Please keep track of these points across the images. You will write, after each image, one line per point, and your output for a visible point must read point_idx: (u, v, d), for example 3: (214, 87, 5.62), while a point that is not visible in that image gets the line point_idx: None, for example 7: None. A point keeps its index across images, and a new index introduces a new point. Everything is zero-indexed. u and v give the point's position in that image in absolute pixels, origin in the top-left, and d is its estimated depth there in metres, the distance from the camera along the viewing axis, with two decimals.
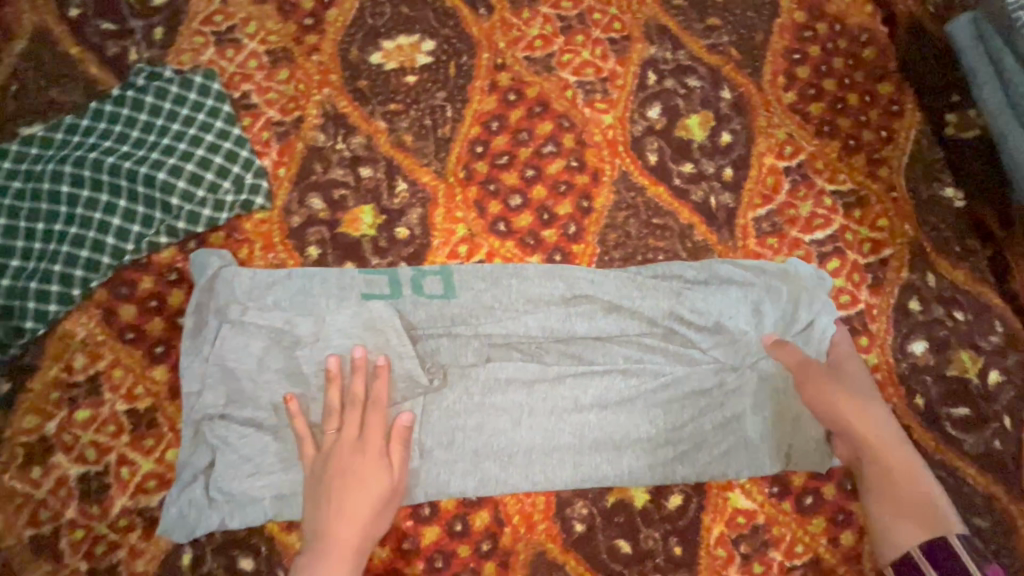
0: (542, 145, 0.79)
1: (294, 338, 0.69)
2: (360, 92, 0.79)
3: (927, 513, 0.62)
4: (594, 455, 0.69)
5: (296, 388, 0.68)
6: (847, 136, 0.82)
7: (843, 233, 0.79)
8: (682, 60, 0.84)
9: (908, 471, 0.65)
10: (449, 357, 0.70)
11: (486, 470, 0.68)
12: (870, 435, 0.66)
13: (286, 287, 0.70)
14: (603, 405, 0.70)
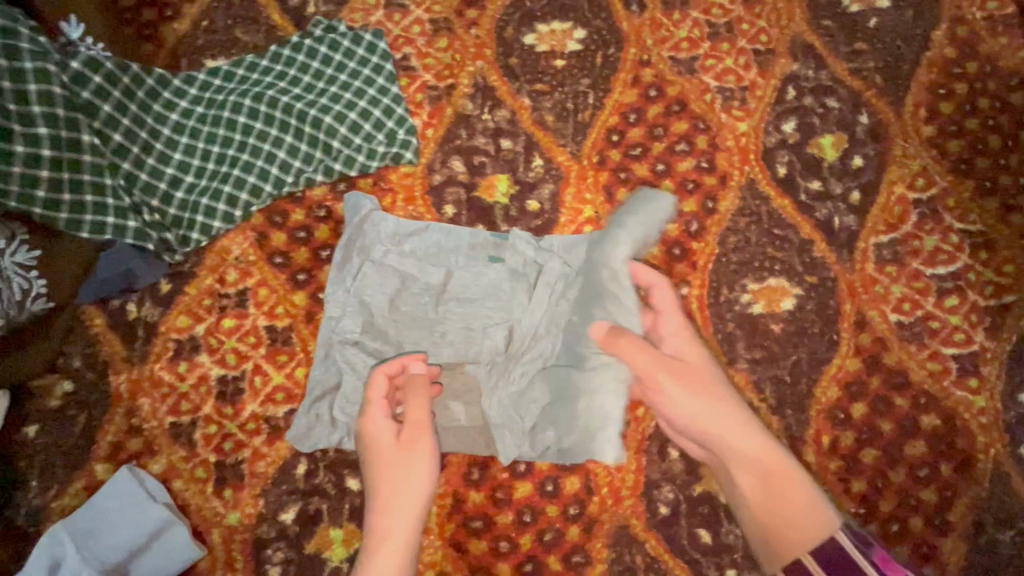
0: (675, 142, 0.82)
1: (424, 287, 0.74)
2: (510, 69, 0.84)
3: (786, 506, 0.63)
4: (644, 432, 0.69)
5: (419, 332, 0.73)
6: (982, 177, 0.81)
7: (966, 272, 0.78)
8: (824, 80, 0.85)
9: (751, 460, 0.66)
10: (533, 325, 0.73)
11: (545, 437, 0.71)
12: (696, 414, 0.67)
13: (425, 237, 0.76)
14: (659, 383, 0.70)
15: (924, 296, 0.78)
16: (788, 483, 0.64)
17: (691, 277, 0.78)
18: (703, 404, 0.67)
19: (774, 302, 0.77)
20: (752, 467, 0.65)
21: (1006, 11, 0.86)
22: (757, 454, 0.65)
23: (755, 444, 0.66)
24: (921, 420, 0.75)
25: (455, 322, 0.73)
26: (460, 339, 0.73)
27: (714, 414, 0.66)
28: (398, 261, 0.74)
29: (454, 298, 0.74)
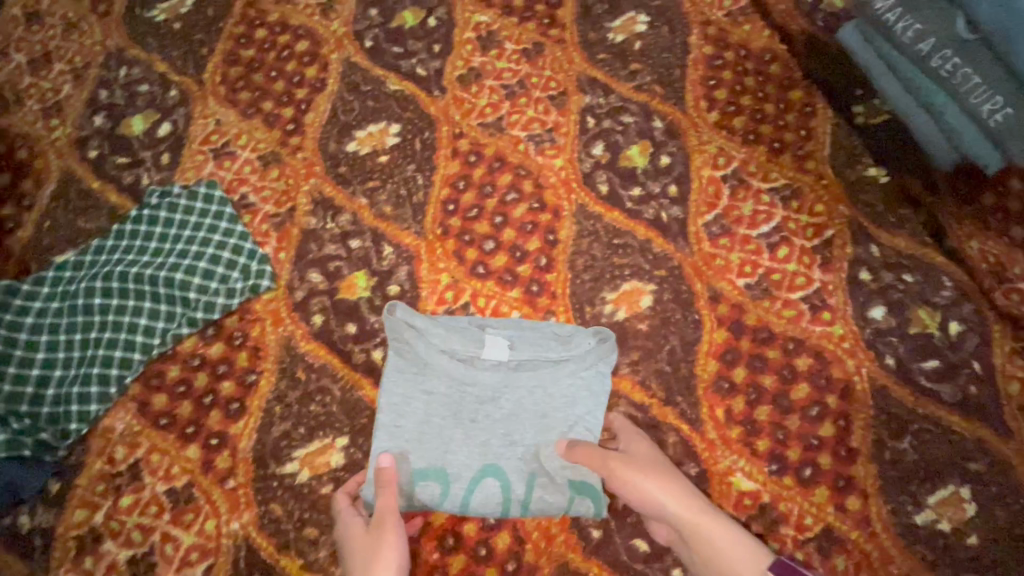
0: (505, 194, 0.90)
1: (399, 484, 0.71)
2: (341, 177, 0.91)
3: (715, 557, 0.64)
4: (538, 458, 0.72)
5: (393, 414, 0.73)
6: (771, 140, 0.92)
7: (786, 223, 0.87)
8: (614, 102, 0.96)
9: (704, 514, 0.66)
10: (461, 381, 0.74)
11: (463, 494, 0.71)
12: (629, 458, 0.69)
13: (445, 396, 0.74)
14: (531, 424, 0.73)
15: (760, 254, 0.85)
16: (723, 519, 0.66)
17: (555, 306, 0.84)
18: (660, 483, 0.67)
19: (634, 303, 0.83)
20: (691, 517, 0.65)
21: (740, 4, 1.02)
22: (669, 493, 0.66)
23: (679, 494, 0.67)
24: (796, 365, 0.80)
25: (495, 405, 0.74)
26: (491, 417, 0.73)
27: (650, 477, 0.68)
28: (405, 413, 0.73)
29: (475, 435, 0.72)
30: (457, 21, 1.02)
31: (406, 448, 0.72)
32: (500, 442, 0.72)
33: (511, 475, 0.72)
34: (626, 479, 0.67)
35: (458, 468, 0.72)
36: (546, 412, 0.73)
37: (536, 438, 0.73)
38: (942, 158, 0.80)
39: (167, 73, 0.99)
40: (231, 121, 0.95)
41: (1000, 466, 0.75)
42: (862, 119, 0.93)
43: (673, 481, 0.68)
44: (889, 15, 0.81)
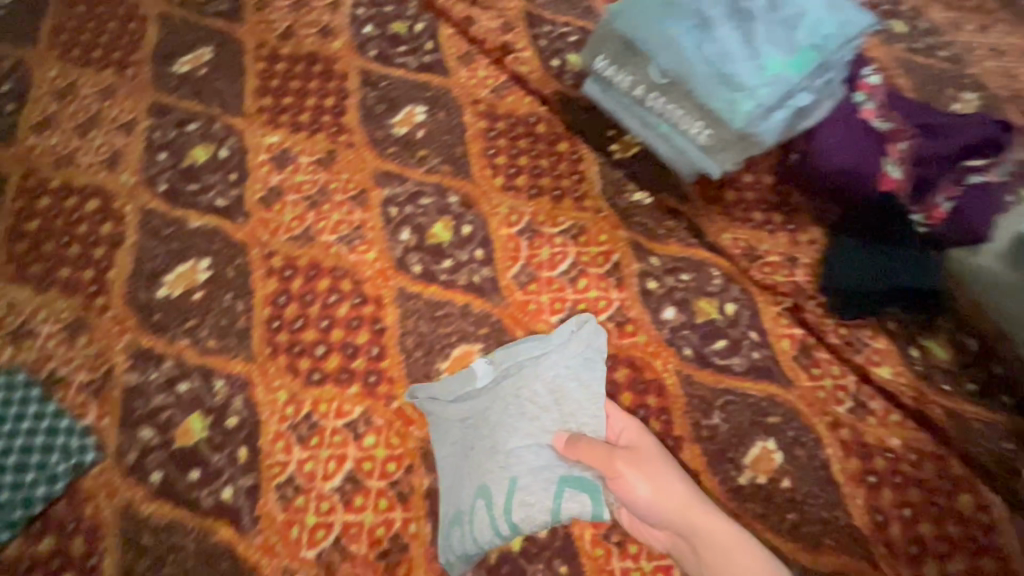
0: (327, 297, 0.94)
1: (442, 520, 0.80)
2: (157, 325, 0.91)
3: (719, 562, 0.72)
4: (526, 465, 0.79)
5: (446, 454, 0.83)
6: (552, 189, 1.06)
7: (580, 258, 0.99)
8: (411, 188, 1.05)
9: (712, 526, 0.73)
10: (472, 411, 0.85)
11: (476, 520, 0.77)
12: (646, 466, 0.77)
13: (465, 425, 0.84)
14: (513, 436, 0.81)
15: (564, 290, 0.97)
16: (724, 522, 0.73)
17: (395, 390, 0.88)
18: (668, 493, 0.75)
19: (466, 365, 0.90)
20: (690, 522, 0.74)
21: (501, 81, 1.17)
22: (677, 495, 0.75)
23: (685, 497, 0.75)
24: (615, 378, 0.91)
25: (512, 407, 0.83)
26: (484, 437, 0.82)
27: (658, 489, 0.75)
28: (441, 463, 0.83)
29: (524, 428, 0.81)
30: (248, 147, 1.08)
31: (446, 485, 0.81)
32: (494, 462, 0.79)
33: (503, 486, 0.78)
34: (658, 476, 0.76)
35: (467, 503, 0.79)
36: (528, 415, 0.82)
37: (515, 447, 0.80)
38: (684, 170, 1.01)
39: None
40: (25, 298, 0.92)
41: (790, 413, 0.89)
42: (619, 154, 1.09)
43: (686, 485, 0.76)
44: (609, 71, 1.01)
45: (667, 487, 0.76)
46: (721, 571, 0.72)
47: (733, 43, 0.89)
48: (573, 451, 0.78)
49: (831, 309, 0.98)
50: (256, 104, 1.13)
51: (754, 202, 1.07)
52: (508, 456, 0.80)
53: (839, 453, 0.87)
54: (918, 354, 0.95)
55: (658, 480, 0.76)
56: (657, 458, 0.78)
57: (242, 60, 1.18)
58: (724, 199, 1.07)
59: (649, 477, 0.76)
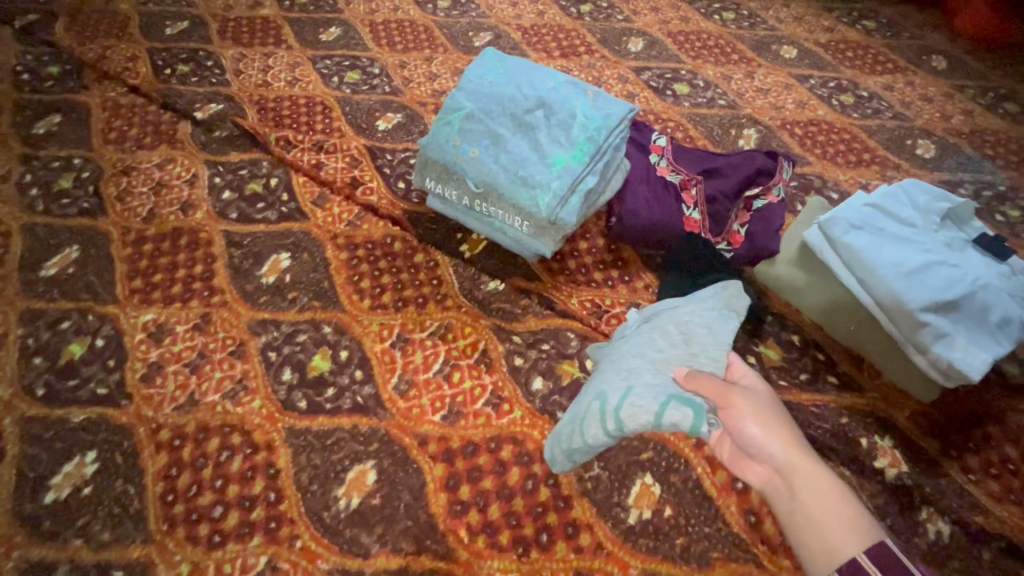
0: (218, 456, 0.99)
1: (570, 426, 0.92)
2: (47, 532, 0.92)
3: (815, 509, 0.72)
4: (651, 376, 0.89)
5: (610, 368, 0.97)
6: (416, 298, 1.17)
7: (451, 354, 1.10)
8: (287, 329, 1.13)
9: (815, 474, 0.74)
10: (630, 341, 1.00)
11: (594, 418, 0.88)
12: (757, 409, 0.79)
13: (648, 333, 1.00)
14: (649, 358, 0.93)
15: (442, 388, 1.06)
16: (828, 473, 0.74)
17: (296, 529, 0.92)
18: (776, 436, 0.77)
19: (362, 484, 0.96)
20: (800, 467, 0.75)
21: (355, 212, 1.31)
22: (786, 443, 0.77)
23: (792, 445, 0.76)
24: (502, 457, 0.98)
25: (671, 328, 0.98)
26: (622, 359, 0.96)
27: (772, 429, 0.78)
28: (595, 380, 0.98)
29: (652, 353, 0.93)
30: (124, 330, 1.14)
31: (592, 392, 0.95)
32: (620, 373, 0.92)
33: (614, 390, 0.89)
34: (776, 418, 0.79)
35: (589, 405, 0.91)
36: (682, 338, 0.96)
37: (653, 360, 0.92)
38: (525, 253, 1.15)
39: None
40: None
41: (658, 444, 1.00)
42: (469, 253, 1.24)
43: (796, 433, 0.78)
44: (439, 189, 1.15)
45: (779, 430, 0.78)
46: (818, 519, 0.71)
47: (524, 150, 1.07)
48: (691, 383, 0.84)
49: None
50: (127, 287, 1.20)
51: (593, 264, 1.23)
52: (646, 369, 0.91)
53: (707, 468, 0.98)
54: (755, 360, 1.10)
55: (770, 421, 0.78)
56: (769, 401, 0.81)
57: (110, 250, 1.26)
58: (566, 268, 1.22)
59: (763, 419, 0.78)
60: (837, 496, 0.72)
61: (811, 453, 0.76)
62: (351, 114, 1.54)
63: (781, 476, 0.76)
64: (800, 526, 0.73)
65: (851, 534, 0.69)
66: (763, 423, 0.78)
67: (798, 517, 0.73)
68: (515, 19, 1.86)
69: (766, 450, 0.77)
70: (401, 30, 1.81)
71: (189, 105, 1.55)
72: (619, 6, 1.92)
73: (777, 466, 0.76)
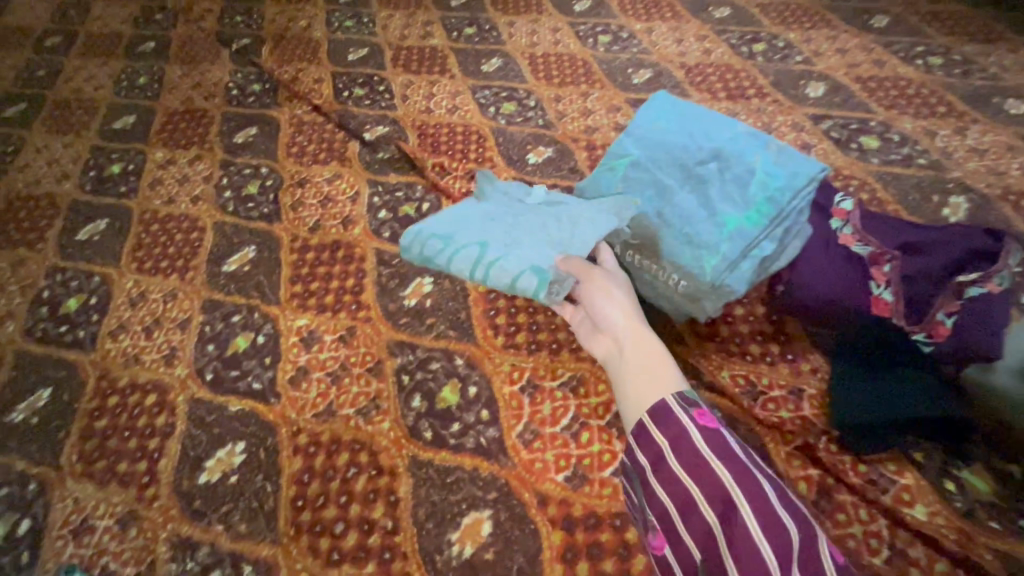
0: (346, 472, 1.01)
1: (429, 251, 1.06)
2: (197, 510, 1.00)
3: (640, 372, 0.88)
4: (516, 241, 1.02)
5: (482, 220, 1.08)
6: (549, 343, 1.13)
7: (580, 410, 1.03)
8: (421, 355, 1.15)
9: (644, 346, 0.90)
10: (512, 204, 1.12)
11: (455, 259, 1.02)
12: (610, 295, 0.95)
13: (536, 213, 1.07)
14: (525, 231, 1.03)
15: (568, 445, 0.99)
16: (658, 352, 0.90)
17: (408, 565, 0.91)
18: (635, 336, 0.91)
19: (476, 534, 0.93)
20: (636, 344, 0.90)
21: None
22: (625, 325, 0.93)
23: (632, 328, 0.92)
24: (627, 539, 0.89)
25: (559, 215, 1.05)
26: (494, 220, 1.07)
27: (617, 308, 0.94)
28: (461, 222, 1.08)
29: (535, 228, 1.03)
30: (281, 331, 1.23)
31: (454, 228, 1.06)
32: (492, 230, 1.04)
33: (482, 244, 1.02)
34: (641, 318, 0.95)
35: (450, 249, 1.04)
36: (559, 217, 1.05)
37: (521, 229, 1.04)
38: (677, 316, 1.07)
39: (27, 468, 1.09)
40: (89, 493, 1.04)
41: None
42: None
43: (640, 320, 0.93)
44: None
45: (625, 314, 0.94)
46: (639, 385, 0.87)
47: (692, 207, 0.99)
48: (566, 262, 0.98)
49: (843, 443, 0.95)
50: (288, 292, 1.30)
51: (748, 335, 1.09)
52: (512, 232, 1.03)
53: None
54: (954, 488, 0.90)
55: (616, 302, 0.94)
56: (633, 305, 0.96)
57: (279, 254, 1.39)
58: (717, 334, 1.10)
59: (613, 298, 0.95)
60: (663, 371, 0.87)
61: (655, 347, 0.90)
62: (503, 145, 1.56)
63: (614, 341, 0.93)
64: (620, 380, 0.90)
65: (650, 372, 0.87)
66: (619, 312, 0.94)
67: (617, 372, 0.91)
68: (678, 57, 1.78)
69: (606, 319, 0.94)
70: (559, 64, 1.81)
71: (360, 126, 1.68)
72: (797, 46, 1.75)
73: (620, 340, 0.92)
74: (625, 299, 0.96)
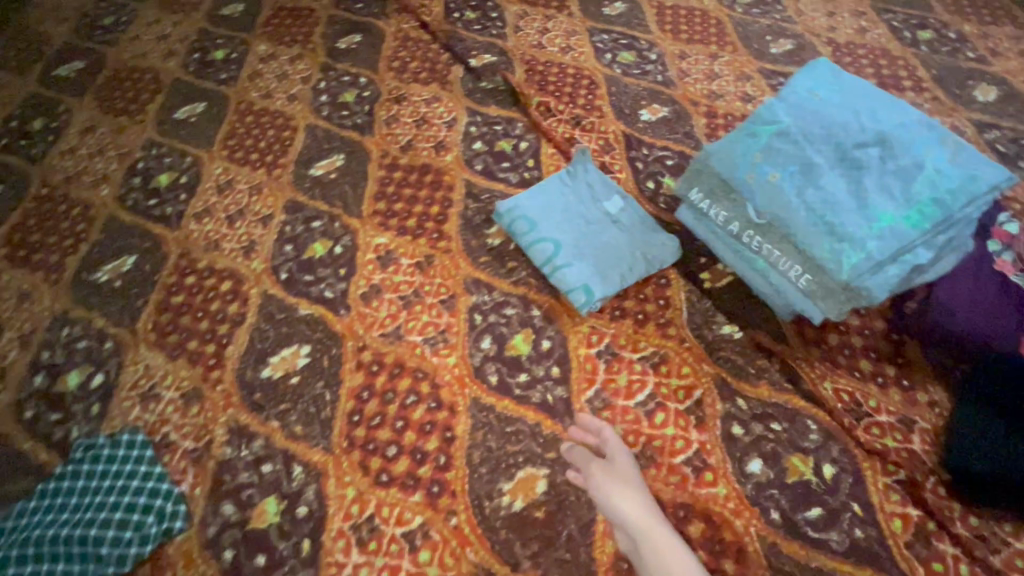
0: (405, 398, 0.99)
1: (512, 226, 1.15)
2: (256, 402, 1.00)
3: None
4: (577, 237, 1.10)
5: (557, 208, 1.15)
6: (635, 312, 1.05)
7: (658, 389, 0.96)
8: (498, 298, 1.10)
9: (665, 541, 0.79)
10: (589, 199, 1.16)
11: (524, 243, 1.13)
12: (620, 480, 0.85)
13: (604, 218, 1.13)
14: (589, 232, 1.11)
15: (639, 423, 0.93)
16: (679, 547, 0.79)
17: (455, 504, 0.88)
18: (647, 521, 0.81)
19: (530, 490, 0.89)
20: (655, 537, 0.79)
21: None
22: (641, 511, 0.82)
23: (647, 514, 0.82)
24: (689, 533, 0.84)
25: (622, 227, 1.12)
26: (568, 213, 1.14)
27: (628, 491, 0.83)
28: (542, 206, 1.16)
29: (593, 231, 1.11)
30: (359, 245, 1.20)
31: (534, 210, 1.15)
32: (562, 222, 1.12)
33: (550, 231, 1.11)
34: (654, 504, 0.83)
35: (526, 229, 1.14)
36: (621, 228, 1.12)
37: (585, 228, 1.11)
38: (784, 310, 0.96)
39: (105, 327, 1.12)
40: (159, 363, 1.06)
41: None
42: (709, 284, 1.07)
43: (653, 505, 0.83)
44: (706, 204, 1.00)
45: (638, 501, 0.83)
46: None
47: (841, 194, 0.86)
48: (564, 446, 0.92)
49: (959, 489, 0.84)
50: (371, 207, 1.26)
51: (860, 349, 0.98)
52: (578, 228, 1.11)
53: None
54: None
55: (629, 491, 0.84)
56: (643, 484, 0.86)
57: (367, 168, 1.34)
58: (824, 341, 0.99)
59: (625, 485, 0.84)
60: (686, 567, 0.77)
61: (672, 539, 0.80)
62: (615, 96, 1.44)
63: (630, 537, 0.81)
64: None
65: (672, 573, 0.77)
66: (627, 495, 0.83)
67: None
68: (827, 31, 1.58)
69: (617, 511, 0.82)
70: (690, 18, 1.65)
71: (466, 51, 1.59)
72: (973, 40, 1.52)
73: (635, 534, 0.80)
74: (625, 476, 0.86)
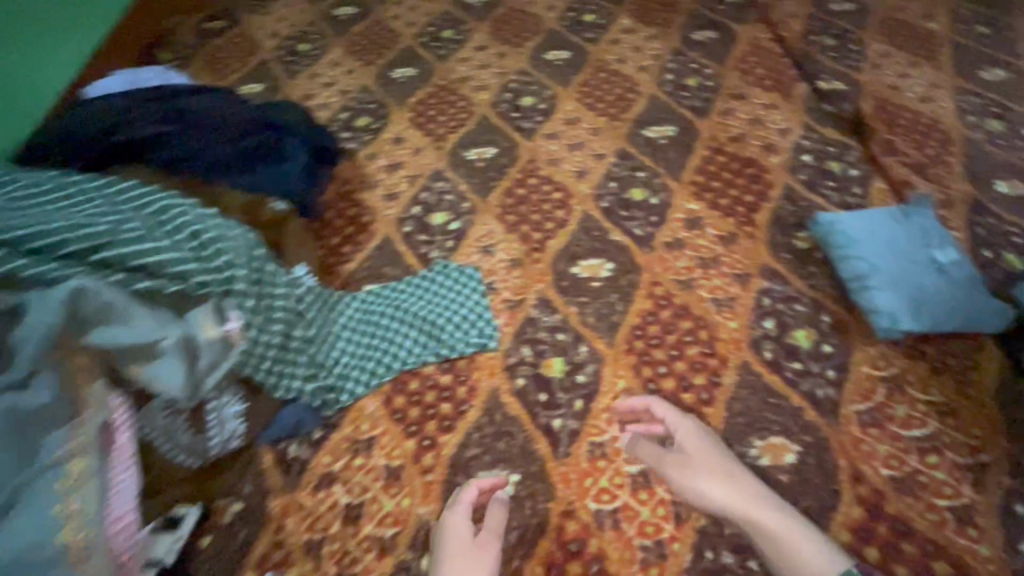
0: (684, 335, 1.13)
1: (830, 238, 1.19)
2: (563, 288, 1.24)
3: (786, 554, 0.81)
4: (898, 268, 1.11)
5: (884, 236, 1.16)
6: (934, 359, 1.06)
7: (940, 435, 0.98)
8: (790, 291, 1.18)
9: (767, 515, 0.84)
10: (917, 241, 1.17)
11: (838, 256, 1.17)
12: (699, 468, 0.89)
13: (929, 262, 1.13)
14: (913, 268, 1.11)
15: (909, 453, 0.97)
16: (782, 515, 0.84)
17: None
18: (737, 500, 0.86)
19: (779, 455, 0.98)
20: (755, 516, 0.84)
21: None
22: (730, 492, 0.86)
23: (738, 495, 0.86)
24: (932, 566, 0.87)
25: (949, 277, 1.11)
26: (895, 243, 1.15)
27: (713, 476, 0.88)
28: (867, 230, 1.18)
29: (919, 268, 1.11)
30: (673, 204, 1.37)
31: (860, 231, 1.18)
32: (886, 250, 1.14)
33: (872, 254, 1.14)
34: (744, 484, 0.88)
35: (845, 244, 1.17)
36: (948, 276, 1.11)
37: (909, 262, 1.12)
38: None
39: (466, 192, 1.46)
40: (499, 232, 1.36)
41: None
42: None
43: (740, 483, 0.87)
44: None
45: (725, 486, 0.87)
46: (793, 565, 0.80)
47: None
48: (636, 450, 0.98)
49: None
50: (690, 177, 1.42)
51: None
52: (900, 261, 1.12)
53: None
54: None
55: (720, 477, 0.88)
56: (726, 464, 0.90)
57: (694, 144, 1.50)
58: None
59: (712, 474, 0.89)
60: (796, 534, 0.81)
61: (767, 505, 0.85)
62: (968, 160, 1.39)
63: (738, 520, 0.86)
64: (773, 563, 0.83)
65: (780, 543, 0.81)
66: (714, 481, 0.88)
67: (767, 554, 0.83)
68: None
69: (711, 500, 0.87)
70: None
71: (815, 72, 1.65)
72: None
73: (737, 515, 0.85)
74: (699, 461, 0.90)
